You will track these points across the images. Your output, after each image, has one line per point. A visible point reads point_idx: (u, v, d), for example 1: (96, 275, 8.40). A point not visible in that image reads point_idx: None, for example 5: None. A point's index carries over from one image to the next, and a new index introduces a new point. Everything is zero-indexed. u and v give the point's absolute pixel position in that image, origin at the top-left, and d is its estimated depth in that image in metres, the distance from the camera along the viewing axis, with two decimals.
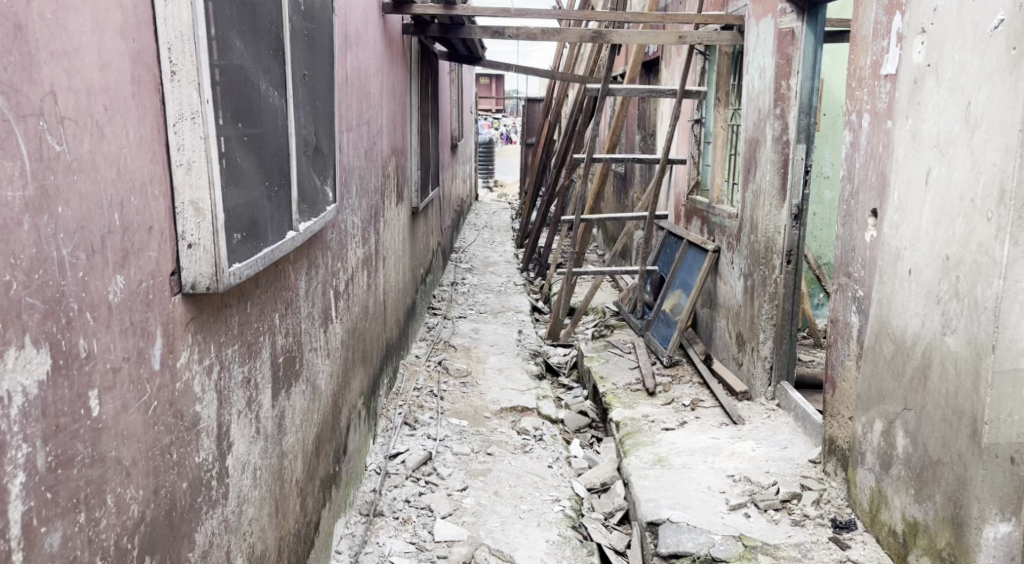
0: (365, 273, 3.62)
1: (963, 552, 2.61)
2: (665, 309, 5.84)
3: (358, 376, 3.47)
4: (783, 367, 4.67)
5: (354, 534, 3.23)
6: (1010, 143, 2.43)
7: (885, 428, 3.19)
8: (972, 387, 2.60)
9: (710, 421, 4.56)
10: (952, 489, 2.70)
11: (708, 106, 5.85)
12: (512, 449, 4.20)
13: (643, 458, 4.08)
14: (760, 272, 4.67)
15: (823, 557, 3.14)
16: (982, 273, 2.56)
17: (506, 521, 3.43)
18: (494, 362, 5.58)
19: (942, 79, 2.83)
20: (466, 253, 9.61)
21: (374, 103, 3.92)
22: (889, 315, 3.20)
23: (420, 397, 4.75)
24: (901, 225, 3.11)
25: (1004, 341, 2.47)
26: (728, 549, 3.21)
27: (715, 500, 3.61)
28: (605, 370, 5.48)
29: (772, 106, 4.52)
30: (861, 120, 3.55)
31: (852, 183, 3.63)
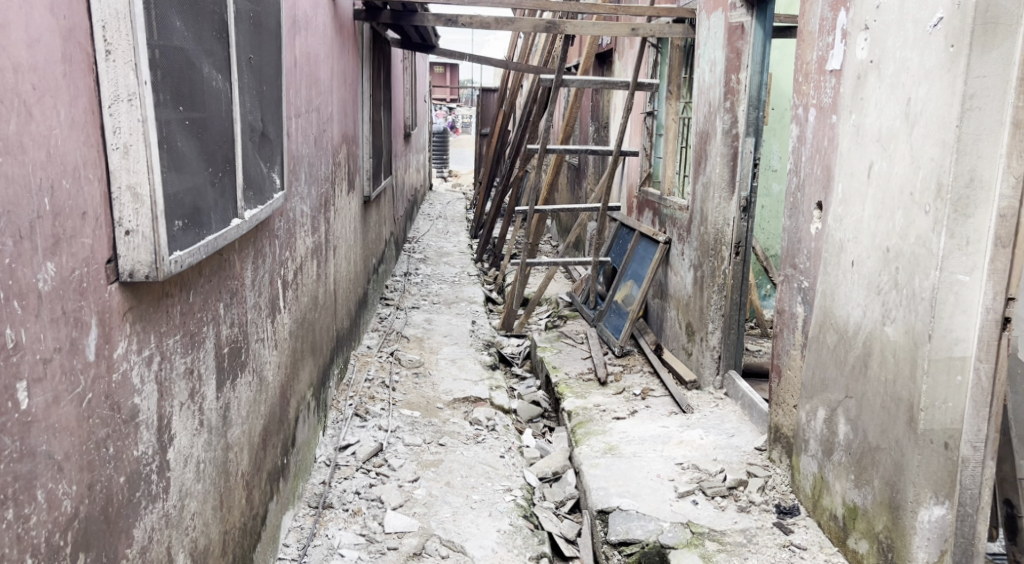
0: (315, 263, 3.57)
1: (900, 535, 2.70)
2: (617, 300, 5.89)
3: (307, 367, 3.43)
4: (731, 357, 4.77)
5: (302, 527, 3.20)
6: (947, 139, 2.50)
7: (827, 416, 3.28)
8: (910, 375, 2.68)
9: (660, 410, 4.63)
10: (889, 474, 2.78)
11: (660, 99, 5.90)
12: (464, 439, 4.20)
13: (594, 447, 4.12)
14: (710, 263, 4.73)
15: (767, 542, 3.21)
16: (920, 264, 2.64)
17: (457, 511, 3.43)
18: (447, 352, 5.57)
19: (884, 75, 2.90)
20: (420, 243, 9.54)
21: (324, 90, 3.86)
22: (833, 305, 3.27)
23: (371, 388, 4.72)
24: (844, 218, 3.18)
25: (939, 331, 2.55)
26: (676, 536, 3.27)
27: (664, 487, 3.67)
28: (558, 360, 5.51)
29: (722, 100, 4.58)
30: (808, 114, 3.63)
31: (798, 176, 3.70)
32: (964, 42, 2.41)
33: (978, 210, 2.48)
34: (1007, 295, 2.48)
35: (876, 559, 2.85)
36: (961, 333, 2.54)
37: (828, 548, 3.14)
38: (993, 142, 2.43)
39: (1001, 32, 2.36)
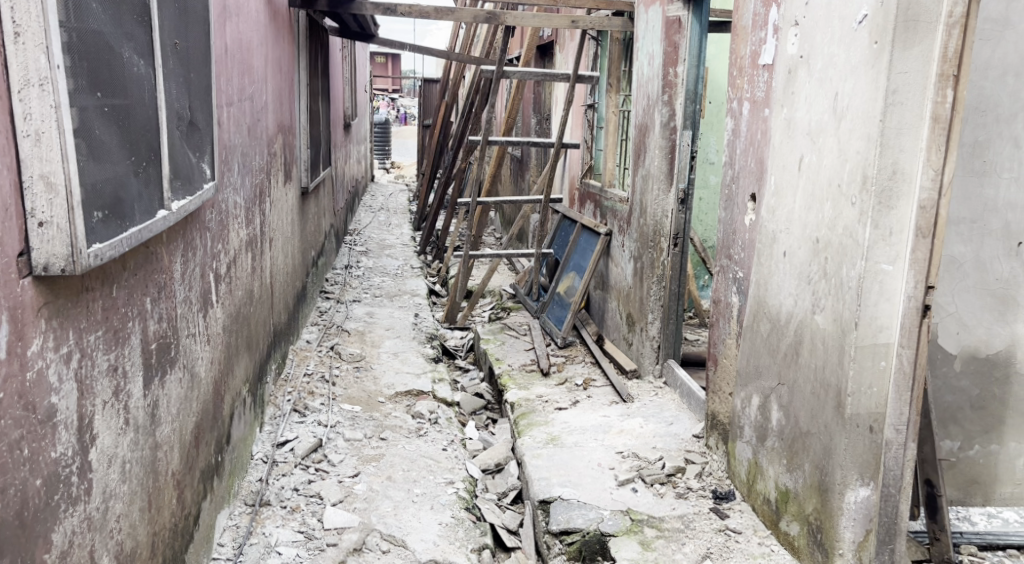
0: (249, 256, 3.50)
1: (828, 517, 2.80)
2: (559, 291, 5.92)
3: (242, 363, 3.36)
4: (670, 346, 4.85)
5: (238, 525, 3.13)
6: (872, 133, 2.57)
7: (761, 403, 3.36)
8: (837, 361, 2.76)
9: (601, 400, 4.68)
10: (819, 458, 2.87)
11: (600, 91, 5.94)
12: (407, 433, 4.18)
13: (536, 438, 4.15)
14: (649, 254, 4.79)
15: (704, 527, 3.28)
16: (847, 253, 2.72)
17: (398, 505, 3.42)
18: (389, 345, 5.52)
19: (813, 69, 2.98)
20: (361, 235, 9.43)
21: (257, 79, 3.77)
22: (766, 294, 3.35)
23: (310, 383, 4.65)
24: (777, 209, 3.26)
25: (865, 318, 2.64)
26: (616, 524, 3.31)
27: (604, 476, 3.72)
28: (500, 352, 5.52)
29: (660, 93, 4.63)
30: (742, 107, 3.70)
31: (733, 168, 3.78)
32: (887, 38, 2.49)
33: (901, 202, 2.57)
34: (928, 284, 2.58)
35: (806, 541, 2.94)
36: (885, 320, 2.63)
37: (762, 531, 3.23)
38: (914, 136, 2.52)
39: (922, 29, 2.45)
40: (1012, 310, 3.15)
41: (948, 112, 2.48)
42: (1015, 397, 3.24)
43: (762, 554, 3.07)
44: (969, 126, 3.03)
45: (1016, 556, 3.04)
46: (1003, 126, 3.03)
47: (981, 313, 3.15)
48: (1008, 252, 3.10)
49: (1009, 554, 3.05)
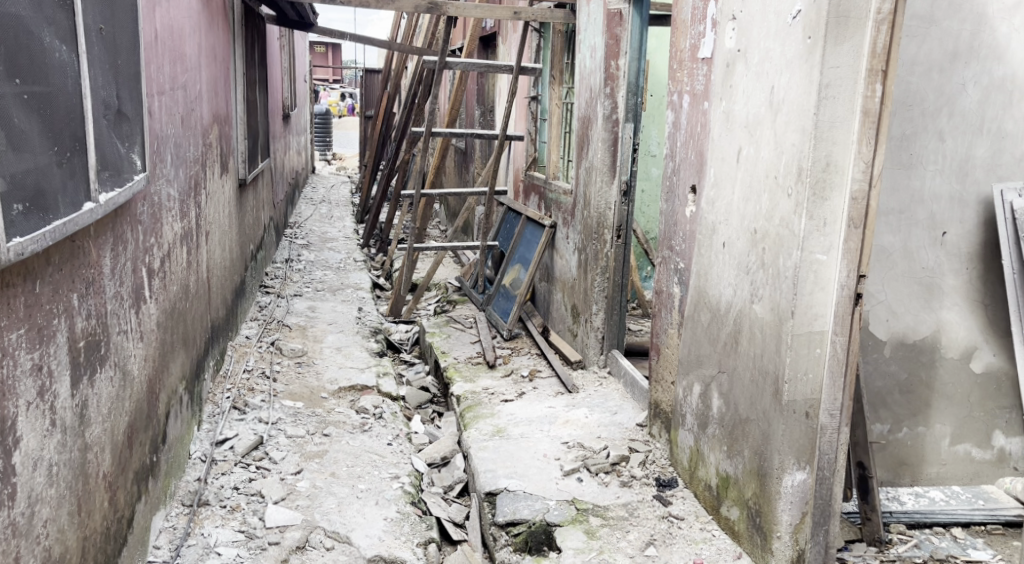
0: (184, 250, 3.40)
1: (766, 501, 2.87)
2: (505, 284, 5.92)
3: (178, 359, 3.27)
4: (615, 337, 4.90)
5: (175, 526, 3.06)
6: (806, 126, 2.63)
7: (702, 391, 3.42)
8: (775, 349, 2.83)
9: (547, 391, 4.70)
10: (758, 444, 2.93)
11: (544, 83, 5.95)
12: (350, 428, 4.13)
13: (482, 430, 4.15)
14: (593, 246, 4.83)
15: (648, 514, 3.33)
16: (784, 243, 2.78)
17: (342, 501, 3.38)
18: (331, 340, 5.45)
19: (750, 63, 3.03)
20: (302, 229, 9.28)
21: (190, 67, 3.66)
22: (706, 285, 3.41)
23: (250, 379, 4.56)
24: (716, 201, 3.32)
25: (801, 307, 2.70)
26: (561, 513, 3.34)
27: (550, 466, 3.73)
28: (446, 345, 5.50)
29: (603, 86, 4.66)
30: (682, 100, 3.75)
31: (674, 160, 3.83)
32: (821, 33, 2.54)
33: (835, 193, 2.63)
34: (860, 273, 2.66)
35: (746, 525, 3.01)
36: (820, 309, 2.70)
37: (703, 516, 3.29)
38: (847, 129, 2.59)
39: (854, 25, 2.51)
40: (937, 298, 3.27)
41: (877, 106, 2.56)
42: (941, 381, 3.36)
43: (704, 540, 3.13)
44: (897, 120, 3.13)
45: (941, 534, 3.15)
46: (928, 120, 3.14)
47: (909, 300, 3.26)
48: (933, 241, 3.21)
49: (935, 532, 3.17)
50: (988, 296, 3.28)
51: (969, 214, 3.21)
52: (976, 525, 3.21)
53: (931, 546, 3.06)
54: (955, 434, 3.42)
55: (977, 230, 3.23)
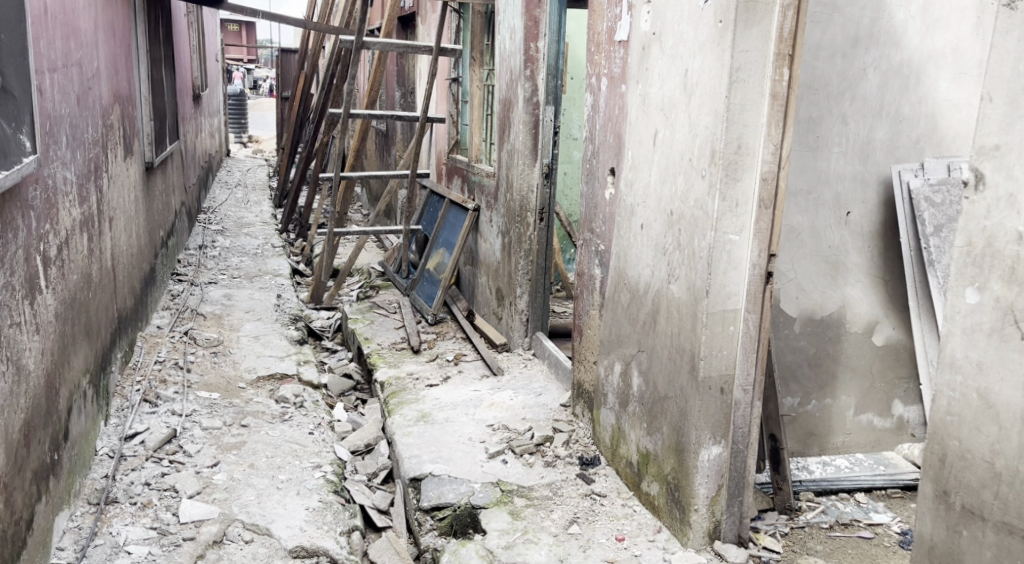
0: (84, 237, 3.25)
1: (683, 476, 2.94)
2: (429, 268, 5.88)
3: (80, 352, 3.12)
4: (538, 319, 4.94)
5: (81, 527, 2.93)
6: (718, 108, 2.67)
7: (623, 370, 3.47)
8: (691, 327, 2.89)
9: (472, 374, 4.70)
10: (676, 420, 3.00)
11: (465, 65, 5.91)
12: (270, 418, 4.04)
13: (407, 416, 4.12)
14: (516, 229, 4.83)
15: (571, 493, 3.37)
16: (698, 224, 2.83)
17: (262, 493, 3.30)
18: (249, 329, 5.31)
19: (665, 46, 3.07)
20: (217, 214, 8.98)
21: (86, 43, 3.48)
22: (625, 266, 3.46)
23: (162, 370, 4.40)
24: (634, 182, 3.36)
25: (716, 287, 2.77)
26: (486, 496, 3.34)
27: (475, 450, 3.74)
28: (370, 331, 5.43)
29: (523, 68, 4.65)
30: (600, 83, 3.77)
31: (593, 144, 3.85)
32: (730, 16, 2.58)
33: (746, 174, 2.70)
34: (769, 252, 2.76)
35: (665, 500, 3.08)
36: (733, 287, 2.78)
37: (625, 493, 3.36)
38: (757, 112, 2.66)
39: (762, 9, 2.57)
40: (843, 275, 3.40)
41: (785, 89, 2.65)
42: (846, 354, 3.51)
43: (625, 515, 3.19)
44: (804, 103, 3.22)
45: (846, 499, 3.33)
46: (833, 104, 3.24)
47: (817, 278, 3.38)
48: (838, 221, 3.34)
49: (840, 498, 3.34)
50: (889, 273, 3.43)
51: (871, 194, 3.34)
52: (877, 490, 3.39)
53: (837, 511, 3.24)
54: (859, 405, 3.58)
55: (879, 209, 3.36)
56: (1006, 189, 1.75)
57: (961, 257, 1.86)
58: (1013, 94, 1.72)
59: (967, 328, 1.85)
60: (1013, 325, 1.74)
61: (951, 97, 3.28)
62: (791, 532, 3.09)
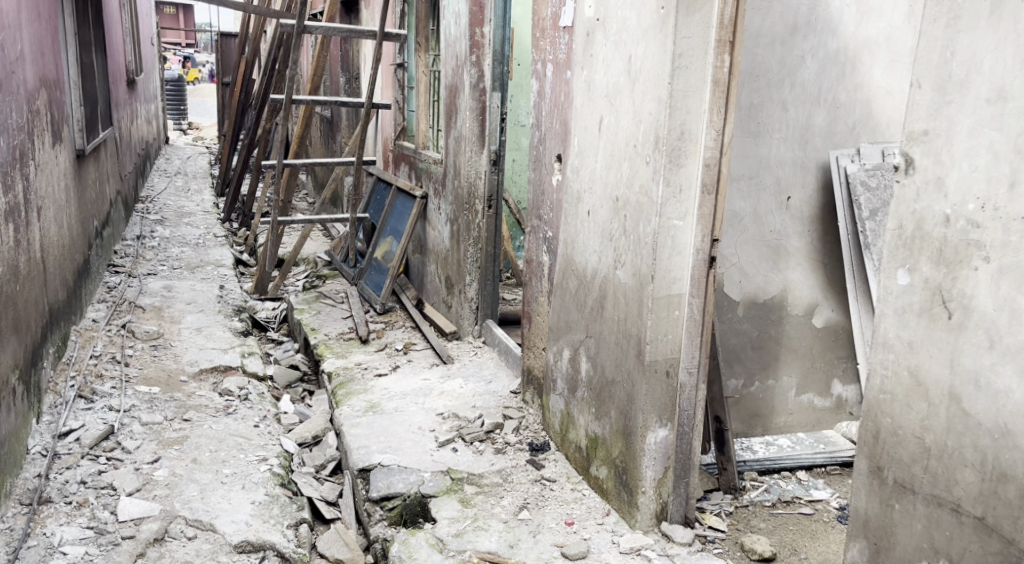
0: (9, 227, 3.12)
1: (631, 459, 2.97)
2: (377, 257, 5.81)
3: (7, 347, 3.01)
4: (488, 307, 4.93)
5: (12, 528, 2.83)
6: (662, 94, 2.69)
7: (571, 355, 3.49)
8: (637, 312, 2.91)
9: (421, 363, 4.68)
10: (623, 404, 3.02)
11: (410, 51, 5.83)
12: (213, 412, 3.95)
13: (355, 406, 4.07)
14: (465, 217, 4.80)
15: (521, 479, 3.38)
16: (643, 210, 2.85)
17: (205, 488, 3.24)
18: (191, 320, 5.18)
19: (609, 32, 3.07)
20: (155, 203, 8.73)
21: (7, 24, 3.33)
22: (573, 252, 3.47)
23: (98, 365, 4.27)
24: (581, 169, 3.36)
25: (660, 272, 2.79)
26: (436, 484, 3.33)
27: (425, 438, 3.72)
28: (316, 322, 5.36)
29: (468, 53, 4.61)
30: (545, 69, 3.77)
31: (540, 130, 3.85)
32: (672, 3, 2.59)
33: (689, 160, 2.72)
34: (713, 237, 2.79)
35: (613, 483, 3.11)
36: (678, 272, 2.81)
37: (574, 477, 3.39)
38: (699, 98, 2.68)
39: None
40: (784, 259, 3.47)
41: (726, 75, 2.68)
42: (788, 336, 3.58)
43: (574, 499, 3.22)
44: (745, 90, 3.26)
45: (788, 477, 3.42)
46: (773, 91, 3.29)
47: (758, 262, 3.45)
48: (779, 206, 3.40)
49: (782, 476, 3.42)
50: (827, 256, 3.51)
51: (811, 179, 3.41)
52: (817, 467, 3.48)
53: (779, 489, 3.32)
54: (800, 385, 3.66)
55: (818, 193, 3.43)
56: (934, 173, 1.79)
57: (892, 240, 1.91)
58: (940, 80, 1.76)
59: (899, 308, 1.90)
60: (940, 305, 1.79)
61: (885, 83, 3.36)
62: (735, 511, 3.16)
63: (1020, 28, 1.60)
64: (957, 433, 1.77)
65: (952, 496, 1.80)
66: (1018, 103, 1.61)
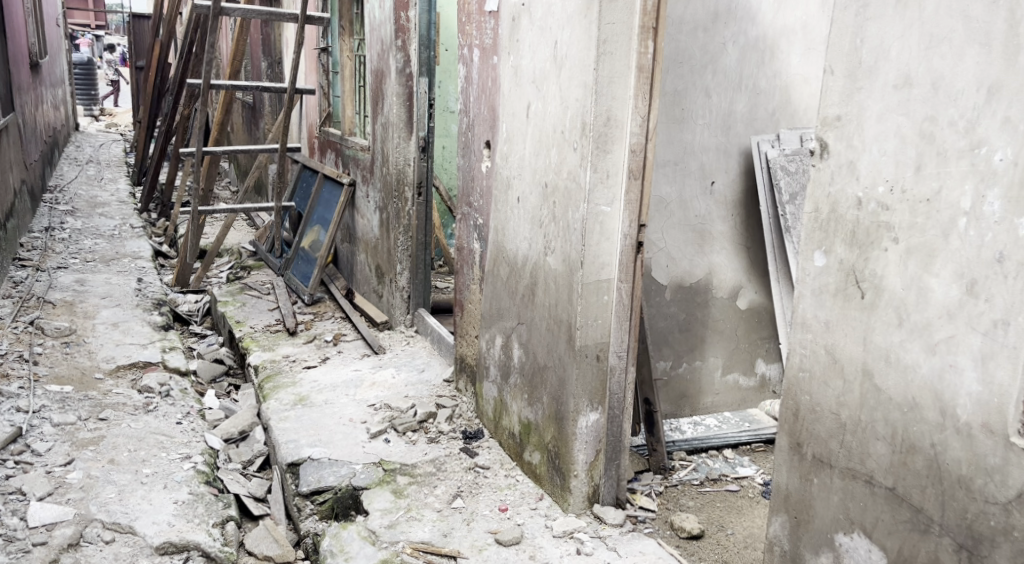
0: None
1: (563, 444, 2.98)
2: (304, 247, 5.68)
3: None
4: (420, 296, 4.88)
5: None
6: (587, 81, 2.69)
7: (504, 343, 3.48)
8: (568, 298, 2.91)
9: (352, 354, 4.60)
10: (555, 390, 3.03)
11: (333, 35, 5.69)
12: (132, 410, 3.80)
13: (283, 400, 3.98)
14: (394, 204, 4.72)
15: (455, 467, 3.36)
16: (571, 196, 2.85)
17: (124, 489, 3.11)
18: (106, 315, 4.98)
19: (534, 18, 3.05)
20: (65, 193, 8.34)
21: None
22: (503, 240, 3.45)
23: (4, 365, 4.06)
24: (509, 155, 3.34)
25: (589, 257, 2.80)
26: (368, 476, 3.28)
27: (356, 431, 3.66)
28: (241, 314, 5.21)
29: (394, 38, 4.53)
30: (472, 54, 3.73)
31: (468, 116, 3.81)
32: None
33: (615, 145, 2.73)
34: (639, 222, 2.82)
35: (546, 468, 3.12)
36: (606, 258, 2.82)
37: (508, 463, 3.39)
38: (624, 84, 2.69)
39: None
40: (709, 243, 3.53)
41: (650, 62, 2.69)
42: (713, 318, 3.65)
43: (508, 486, 3.22)
44: (670, 76, 3.31)
45: (715, 456, 3.49)
46: (696, 77, 3.34)
47: (683, 247, 3.50)
48: (704, 190, 3.46)
49: (710, 455, 3.49)
50: (750, 240, 3.58)
51: (733, 164, 3.47)
52: (743, 445, 3.57)
53: (707, 468, 3.39)
54: (726, 365, 3.74)
55: (741, 178, 3.49)
56: (846, 157, 1.84)
57: (809, 223, 1.95)
58: (851, 66, 1.81)
59: (816, 289, 1.95)
60: (854, 285, 1.84)
61: (801, 71, 3.43)
62: (665, 491, 3.22)
63: (924, 16, 1.65)
64: (870, 407, 1.83)
65: (865, 468, 1.86)
66: (923, 88, 1.66)
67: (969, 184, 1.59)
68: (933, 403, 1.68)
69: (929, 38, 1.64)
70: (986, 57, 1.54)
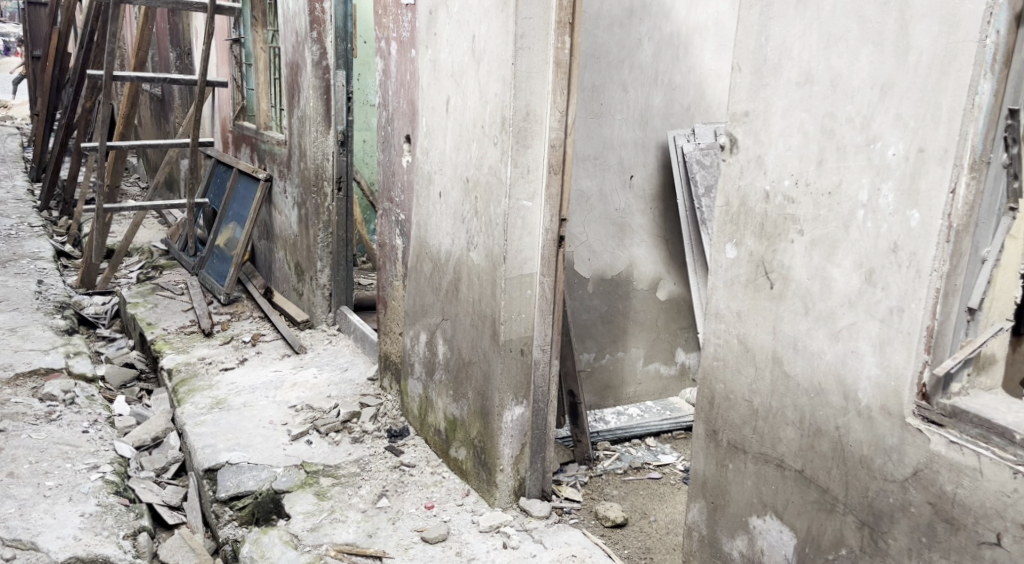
0: None
1: (488, 439, 2.98)
2: (219, 245, 5.51)
3: None
4: (342, 293, 4.80)
5: None
6: (506, 76, 2.68)
7: (428, 339, 3.45)
8: (491, 293, 2.90)
9: (272, 354, 4.49)
10: (480, 385, 3.02)
11: (246, 25, 5.51)
12: (33, 420, 3.61)
13: (199, 404, 3.85)
14: (313, 200, 4.61)
15: (380, 466, 3.32)
16: (492, 191, 2.84)
17: (25, 504, 2.96)
18: (3, 320, 4.72)
19: (451, 11, 3.02)
20: None
21: None
22: (426, 235, 3.42)
23: None
24: (430, 150, 3.31)
25: (511, 252, 2.79)
26: (289, 479, 3.21)
27: (276, 433, 3.57)
28: (154, 316, 5.02)
29: (308, 29, 4.42)
30: (390, 47, 3.67)
31: (387, 110, 3.75)
32: None
33: (535, 140, 2.73)
34: (560, 216, 2.83)
35: (472, 463, 3.11)
36: (528, 252, 2.83)
37: (434, 461, 3.36)
38: (542, 79, 2.69)
39: None
40: (628, 235, 3.58)
41: (567, 57, 2.70)
42: (635, 310, 3.71)
43: (434, 483, 3.19)
44: (587, 71, 3.36)
45: (638, 445, 3.55)
46: (613, 72, 3.39)
47: (605, 240, 3.54)
48: (623, 184, 3.51)
49: (633, 444, 3.55)
50: (668, 232, 3.65)
51: (650, 157, 3.53)
52: (665, 433, 3.64)
53: (630, 457, 3.45)
54: (647, 356, 3.81)
55: (658, 172, 3.55)
56: (755, 152, 1.89)
57: (721, 216, 2.00)
58: (757, 63, 1.86)
59: (728, 280, 2.00)
60: (764, 276, 1.90)
61: (714, 67, 3.50)
62: (590, 481, 3.25)
63: (823, 15, 1.70)
64: (780, 394, 1.88)
65: (777, 452, 1.92)
66: (822, 85, 1.71)
67: (866, 178, 1.64)
68: (837, 387, 1.74)
69: (828, 37, 1.69)
70: (879, 56, 1.60)
